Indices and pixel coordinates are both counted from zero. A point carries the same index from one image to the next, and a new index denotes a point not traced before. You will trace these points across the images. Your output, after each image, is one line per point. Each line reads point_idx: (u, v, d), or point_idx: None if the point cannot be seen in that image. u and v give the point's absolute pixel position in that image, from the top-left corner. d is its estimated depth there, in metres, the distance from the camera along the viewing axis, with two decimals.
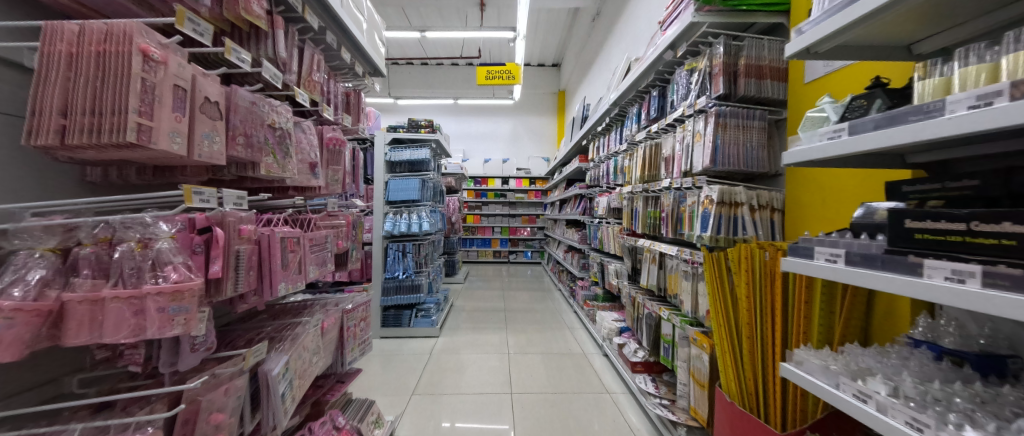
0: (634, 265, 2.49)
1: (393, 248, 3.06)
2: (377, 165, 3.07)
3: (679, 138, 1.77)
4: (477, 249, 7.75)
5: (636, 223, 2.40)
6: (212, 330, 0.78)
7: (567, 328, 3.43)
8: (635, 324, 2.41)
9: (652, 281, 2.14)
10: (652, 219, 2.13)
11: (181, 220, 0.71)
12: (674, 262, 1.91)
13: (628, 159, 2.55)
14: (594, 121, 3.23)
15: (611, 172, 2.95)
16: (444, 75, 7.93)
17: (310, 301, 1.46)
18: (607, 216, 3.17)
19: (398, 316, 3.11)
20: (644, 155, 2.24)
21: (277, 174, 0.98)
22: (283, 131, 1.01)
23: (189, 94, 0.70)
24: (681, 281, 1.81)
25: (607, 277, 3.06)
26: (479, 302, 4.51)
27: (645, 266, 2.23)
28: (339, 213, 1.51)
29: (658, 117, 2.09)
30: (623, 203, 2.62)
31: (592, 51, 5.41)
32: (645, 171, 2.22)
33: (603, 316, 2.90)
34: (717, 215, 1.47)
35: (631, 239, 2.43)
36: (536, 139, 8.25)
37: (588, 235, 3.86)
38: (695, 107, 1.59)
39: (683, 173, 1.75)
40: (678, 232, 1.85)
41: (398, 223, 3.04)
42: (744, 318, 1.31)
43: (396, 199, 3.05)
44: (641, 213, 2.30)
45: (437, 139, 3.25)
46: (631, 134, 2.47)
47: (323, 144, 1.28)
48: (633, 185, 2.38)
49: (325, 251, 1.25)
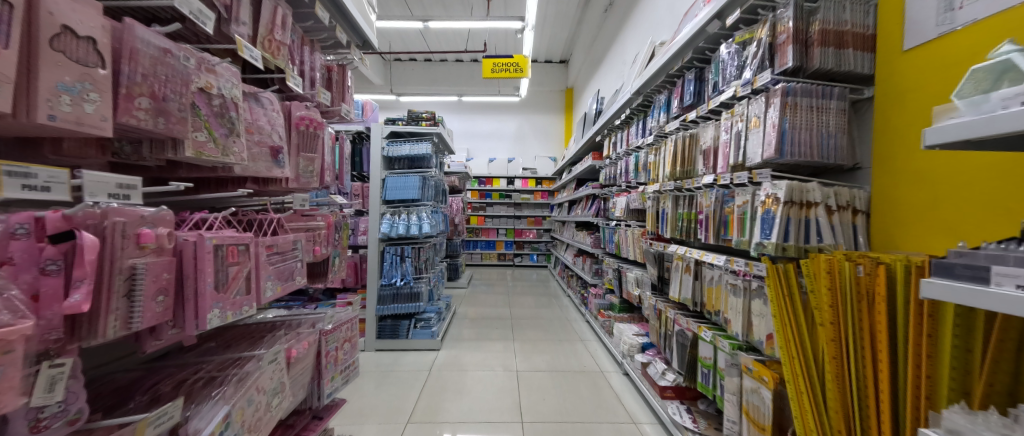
0: (661, 274, 2.19)
1: (390, 252, 2.79)
2: (374, 160, 2.79)
3: (727, 126, 1.50)
4: (481, 252, 7.47)
5: (664, 226, 2.12)
6: (78, 392, 0.50)
7: (580, 340, 3.14)
8: (661, 341, 2.13)
9: (685, 294, 1.85)
10: (686, 223, 1.86)
11: (18, 221, 0.44)
12: (715, 272, 1.63)
13: (654, 155, 2.26)
14: (611, 113, 2.95)
15: (632, 169, 2.66)
16: (448, 72, 7.68)
17: (280, 321, 1.19)
18: (626, 218, 2.88)
19: (395, 326, 2.83)
20: (676, 148, 1.96)
21: (211, 157, 0.71)
22: (223, 101, 0.74)
23: (23, 14, 0.43)
24: (726, 297, 1.52)
25: (626, 286, 2.77)
26: (484, 308, 4.22)
27: (675, 276, 1.95)
28: (317, 212, 1.23)
29: (694, 104, 1.81)
30: (648, 204, 2.34)
31: (604, 44, 5.14)
32: (677, 166, 1.93)
33: (623, 330, 2.60)
34: (784, 217, 1.18)
35: (658, 244, 2.14)
36: (543, 138, 7.98)
37: (601, 238, 3.57)
38: (753, 86, 1.31)
39: (730, 167, 1.47)
40: (723, 238, 1.56)
41: (396, 224, 2.77)
42: (828, 351, 1.03)
43: (394, 198, 2.79)
44: (671, 214, 2.03)
45: (440, 133, 2.98)
46: (658, 125, 2.19)
47: (293, 125, 1.01)
48: (661, 183, 2.10)
49: (292, 261, 0.97)
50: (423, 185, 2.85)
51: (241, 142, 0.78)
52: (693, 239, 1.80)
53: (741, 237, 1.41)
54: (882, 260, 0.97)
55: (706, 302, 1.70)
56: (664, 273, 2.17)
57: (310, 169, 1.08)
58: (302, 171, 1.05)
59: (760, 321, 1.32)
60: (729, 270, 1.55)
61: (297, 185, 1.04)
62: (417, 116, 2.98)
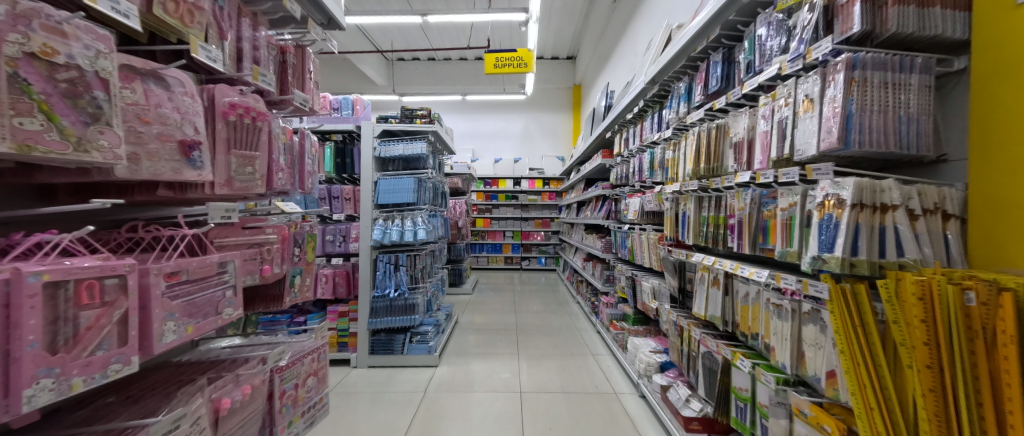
0: (682, 286, 1.94)
1: (383, 260, 2.58)
2: (365, 161, 2.58)
3: (766, 112, 1.24)
4: (488, 255, 7.24)
5: (685, 232, 1.87)
6: None
7: (591, 355, 2.89)
8: (684, 362, 1.87)
9: (712, 311, 1.59)
10: (713, 228, 1.61)
11: None
12: (751, 288, 1.37)
13: (673, 151, 2.00)
14: (623, 107, 2.69)
15: (647, 168, 2.40)
16: (452, 71, 7.49)
17: (221, 358, 0.97)
18: (640, 221, 2.62)
19: (389, 340, 2.61)
20: (699, 142, 1.70)
21: (53, 151, 0.49)
22: (79, 73, 0.52)
23: None
24: (769, 319, 1.26)
25: (642, 297, 2.52)
26: (488, 317, 3.99)
27: (700, 289, 1.70)
28: (268, 223, 1.01)
29: (722, 89, 1.55)
30: (666, 206, 2.09)
31: (613, 35, 4.88)
32: (701, 163, 1.67)
33: (639, 346, 2.34)
34: (852, 224, 0.92)
35: (678, 252, 1.89)
36: (550, 137, 7.74)
37: (612, 242, 3.32)
38: (804, 61, 1.06)
39: (771, 162, 1.21)
40: (762, 247, 1.31)
41: (388, 230, 2.56)
42: (921, 404, 0.78)
43: (387, 201, 2.59)
44: (695, 218, 1.77)
45: (436, 131, 2.76)
46: (677, 117, 1.93)
47: (222, 115, 0.80)
48: (681, 182, 1.85)
49: (213, 290, 0.75)
50: (418, 188, 2.63)
51: (114, 133, 0.56)
52: (722, 247, 1.55)
53: (788, 247, 1.16)
54: (1007, 286, 0.71)
55: (739, 322, 1.44)
56: (686, 285, 1.92)
57: (248, 170, 0.86)
58: (234, 173, 0.83)
59: (815, 353, 1.06)
60: (770, 286, 1.30)
61: (228, 190, 0.82)
62: (411, 113, 2.76)
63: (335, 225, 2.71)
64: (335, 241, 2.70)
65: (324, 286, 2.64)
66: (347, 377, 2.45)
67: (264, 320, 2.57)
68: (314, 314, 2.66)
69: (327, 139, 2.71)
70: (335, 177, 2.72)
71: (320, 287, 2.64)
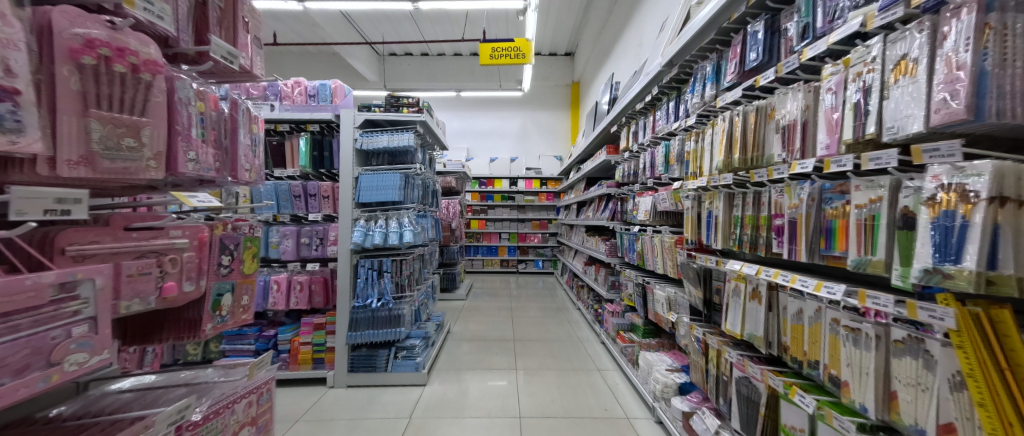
0: (706, 298, 1.68)
1: (364, 265, 2.29)
2: (345, 154, 2.29)
3: (834, 84, 0.99)
4: (483, 258, 6.95)
5: (712, 235, 1.62)
6: None
7: (596, 370, 2.61)
8: (710, 386, 1.61)
9: (750, 329, 1.34)
10: (751, 232, 1.36)
11: None
12: (808, 306, 1.11)
13: (697, 141, 1.75)
14: (633, 95, 2.44)
15: (662, 162, 2.15)
16: (447, 66, 7.22)
17: (105, 415, 0.69)
18: (652, 223, 2.37)
19: (370, 356, 2.30)
20: (733, 128, 1.44)
21: None
22: None
23: None
24: (839, 345, 0.99)
25: (655, 307, 2.26)
26: (483, 325, 3.71)
27: (732, 303, 1.44)
28: (176, 223, 0.73)
29: (763, 65, 1.29)
30: (686, 206, 1.85)
31: (615, 28, 4.65)
32: (735, 153, 1.42)
33: (653, 362, 2.08)
34: (992, 226, 0.65)
35: (703, 258, 1.63)
36: (548, 136, 7.50)
37: (617, 246, 3.06)
38: (907, 8, 0.79)
39: (845, 146, 0.95)
40: (824, 254, 1.05)
41: (370, 232, 2.27)
42: None
43: (369, 200, 2.30)
44: (725, 219, 1.53)
45: (426, 121, 2.48)
46: (701, 102, 1.68)
47: (72, 55, 0.52)
48: (708, 177, 1.59)
49: (42, 328, 0.47)
50: (405, 185, 2.35)
51: None
52: (763, 253, 1.29)
53: (871, 255, 0.90)
54: None
55: (791, 346, 1.18)
56: (711, 296, 1.65)
57: (125, 144, 0.58)
58: (97, 147, 0.55)
59: (917, 396, 0.80)
60: (834, 303, 1.04)
61: (88, 173, 0.55)
62: (397, 100, 2.47)
63: (311, 226, 2.41)
64: (311, 245, 2.39)
65: (298, 296, 2.34)
66: (322, 399, 2.14)
67: (229, 334, 2.29)
68: (286, 326, 2.37)
69: (303, 129, 2.40)
70: (312, 173, 2.43)
71: (293, 297, 2.34)
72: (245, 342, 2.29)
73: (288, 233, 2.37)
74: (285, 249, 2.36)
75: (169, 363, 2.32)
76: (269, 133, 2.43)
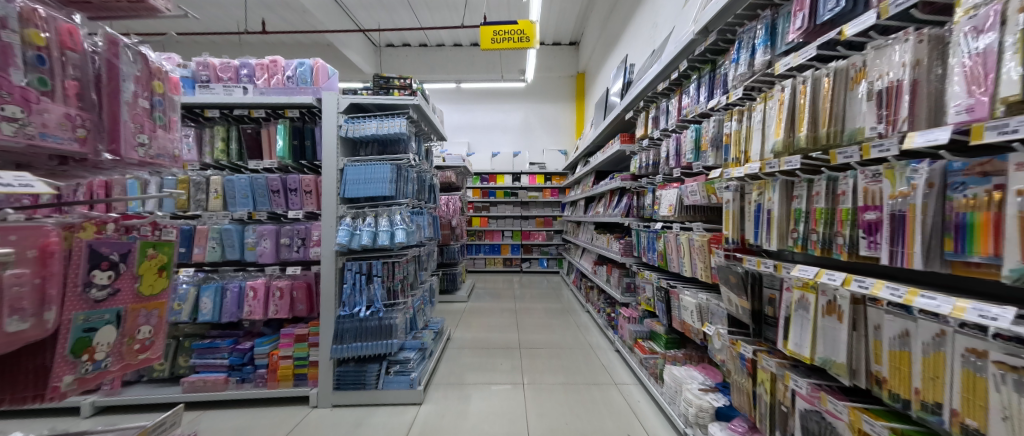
0: (755, 309, 1.39)
1: (351, 269, 2.02)
2: (328, 143, 2.01)
3: (981, 21, 0.70)
4: (485, 257, 6.67)
5: (763, 233, 1.34)
6: None
7: (612, 384, 2.33)
8: (760, 414, 1.32)
9: (823, 352, 1.06)
10: (827, 228, 1.08)
11: None
12: (921, 328, 0.82)
13: (742, 121, 1.46)
14: (655, 74, 2.15)
15: (690, 149, 1.86)
16: (446, 57, 6.91)
17: None
18: (678, 219, 2.09)
19: (359, 371, 2.00)
20: (797, 100, 1.16)
21: None
22: None
23: None
24: (987, 388, 0.70)
25: (682, 315, 1.99)
26: (486, 331, 3.44)
27: (796, 319, 1.16)
28: (6, 225, 0.55)
29: (846, 14, 1.00)
30: (724, 199, 1.57)
31: (626, 10, 4.33)
32: (800, 130, 1.14)
33: (683, 380, 1.81)
34: None
35: (751, 261, 1.35)
36: (551, 130, 7.21)
37: (633, 245, 2.78)
38: None
39: (1000, 106, 0.67)
40: (955, 259, 0.77)
41: (357, 231, 1.99)
42: None
43: (355, 194, 2.02)
44: (783, 213, 1.26)
45: (419, 105, 2.18)
46: (748, 73, 1.39)
47: None
48: (757, 162, 1.31)
49: None
50: (397, 178, 2.07)
51: None
52: (845, 257, 1.01)
53: None
54: None
55: (892, 379, 0.90)
56: (762, 307, 1.36)
57: None
58: None
59: None
60: (968, 326, 0.76)
61: None
62: (387, 81, 2.13)
63: (292, 225, 2.14)
64: (292, 246, 2.12)
65: (278, 303, 2.08)
66: (302, 422, 1.85)
67: (199, 347, 2.03)
68: (264, 337, 2.11)
69: (281, 116, 2.13)
70: (293, 165, 2.15)
71: (272, 305, 2.07)
72: (218, 356, 2.02)
73: (266, 233, 2.10)
74: (262, 251, 2.09)
75: (134, 380, 2.06)
76: (243, 121, 2.15)
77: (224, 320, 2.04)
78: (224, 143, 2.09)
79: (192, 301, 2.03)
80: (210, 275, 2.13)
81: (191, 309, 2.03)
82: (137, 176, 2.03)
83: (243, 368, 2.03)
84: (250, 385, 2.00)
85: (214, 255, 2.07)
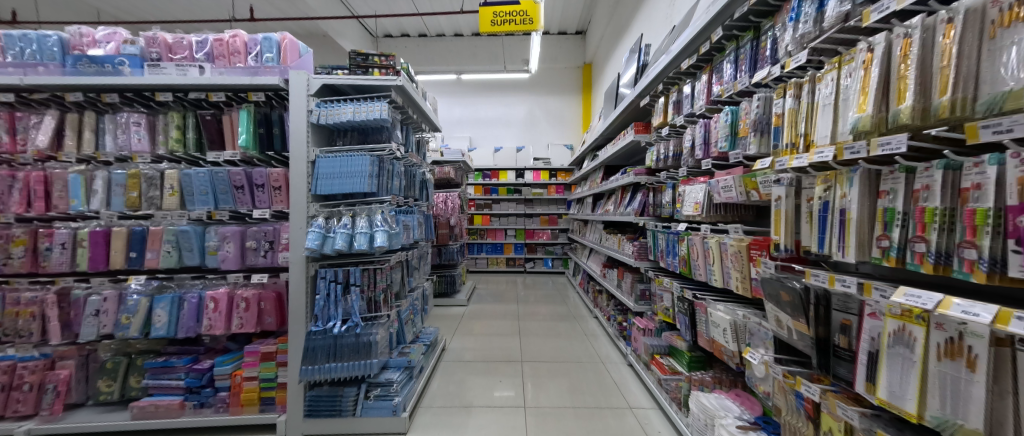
0: (818, 336, 1.09)
1: (324, 277, 1.74)
2: (296, 131, 1.73)
3: None
4: (487, 256, 6.40)
5: (832, 239, 1.04)
6: None
7: (628, 409, 2.04)
8: None
9: (938, 410, 0.75)
10: (944, 237, 0.78)
11: None
12: None
13: (803, 96, 1.14)
14: (678, 49, 1.84)
15: (724, 135, 1.54)
16: (446, 47, 6.60)
17: None
18: (705, 219, 1.79)
19: (333, 395, 1.73)
20: (896, 60, 0.85)
21: None
22: None
23: None
24: None
25: (711, 332, 1.68)
26: (486, 340, 3.16)
27: (890, 358, 0.85)
28: None
29: None
30: (773, 196, 1.26)
31: None
32: (900, 102, 0.83)
33: (713, 412, 1.50)
34: None
35: (817, 277, 1.04)
36: (557, 123, 6.89)
37: (648, 247, 2.48)
38: None
39: None
40: None
41: (330, 234, 1.71)
42: None
43: (329, 190, 1.74)
44: (866, 215, 0.95)
45: (404, 87, 1.89)
46: (813, 32, 1.08)
47: None
48: (825, 148, 1.01)
49: None
50: (377, 172, 1.79)
51: None
52: (981, 279, 0.70)
53: None
54: None
55: None
56: (829, 336, 1.06)
57: None
58: None
59: None
60: None
61: None
62: (365, 59, 1.86)
63: (259, 226, 1.87)
64: (259, 250, 1.85)
65: (243, 316, 1.80)
66: None
67: (152, 366, 1.77)
68: (227, 355, 1.85)
69: (244, 100, 1.85)
70: (259, 158, 1.87)
71: (235, 318, 1.80)
72: (173, 377, 1.76)
73: (229, 236, 1.83)
74: (225, 256, 1.82)
75: (80, 403, 1.80)
76: (202, 106, 1.87)
77: (180, 335, 1.78)
78: (179, 132, 1.82)
79: (142, 313, 1.76)
80: (166, 284, 1.87)
81: (142, 323, 1.77)
82: (81, 170, 1.77)
83: (201, 390, 1.77)
84: (209, 411, 1.73)
85: (170, 260, 1.80)
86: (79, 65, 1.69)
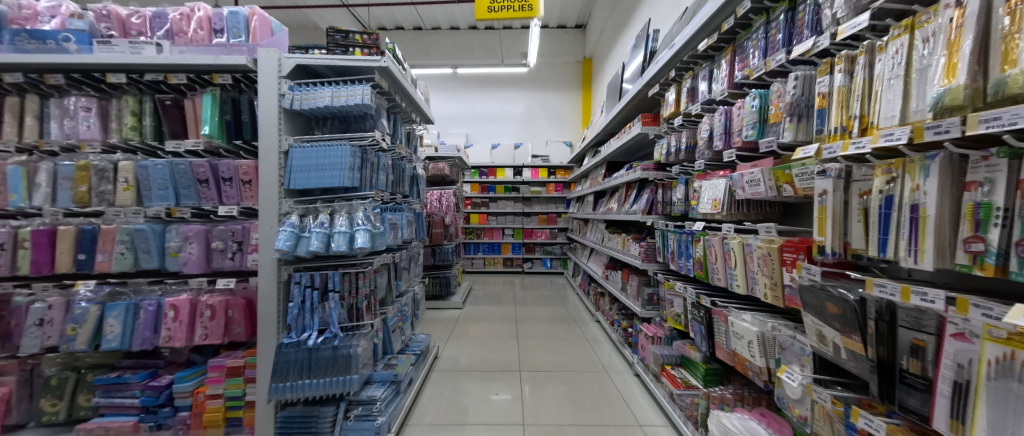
0: (879, 358, 0.90)
1: (298, 282, 1.55)
2: (266, 117, 1.53)
3: None
4: (483, 256, 6.20)
5: (900, 241, 0.85)
6: None
7: (637, 428, 1.85)
8: None
9: None
10: None
11: None
12: None
13: (857, 70, 0.96)
14: (695, 28, 1.65)
15: (750, 123, 1.36)
16: (442, 41, 6.40)
17: None
18: (724, 218, 1.60)
19: (308, 415, 1.54)
20: (1002, 12, 0.66)
21: None
22: None
23: None
24: None
25: (733, 344, 1.49)
26: (482, 346, 2.97)
27: (991, 394, 0.66)
28: None
29: None
30: (816, 190, 1.07)
31: None
32: (1007, 66, 0.64)
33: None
34: None
35: (883, 288, 0.86)
36: (556, 120, 6.71)
37: (656, 248, 2.30)
38: None
39: None
40: None
41: (304, 233, 1.51)
42: None
43: (303, 184, 1.54)
44: (949, 210, 0.76)
45: (389, 70, 1.69)
46: None
47: None
48: (895, 130, 0.82)
49: None
50: (358, 164, 1.59)
51: None
52: None
53: None
54: None
55: None
56: (893, 358, 0.87)
57: None
58: None
59: None
60: None
61: None
62: (345, 37, 1.66)
63: (226, 225, 1.67)
64: (226, 251, 1.65)
65: (207, 326, 1.60)
66: None
67: (103, 383, 1.57)
68: (189, 369, 1.65)
69: (209, 83, 1.64)
70: (226, 148, 1.67)
71: (198, 328, 1.60)
72: (127, 395, 1.56)
73: (192, 235, 1.63)
74: (187, 259, 1.62)
75: (23, 423, 1.60)
76: (162, 90, 1.67)
77: (135, 348, 1.58)
78: (135, 118, 1.62)
79: (92, 323, 1.56)
80: (121, 290, 1.66)
81: (91, 334, 1.56)
82: (21, 162, 1.57)
83: (159, 410, 1.57)
84: (167, 433, 1.53)
85: (123, 263, 1.60)
86: (17, 41, 1.49)
